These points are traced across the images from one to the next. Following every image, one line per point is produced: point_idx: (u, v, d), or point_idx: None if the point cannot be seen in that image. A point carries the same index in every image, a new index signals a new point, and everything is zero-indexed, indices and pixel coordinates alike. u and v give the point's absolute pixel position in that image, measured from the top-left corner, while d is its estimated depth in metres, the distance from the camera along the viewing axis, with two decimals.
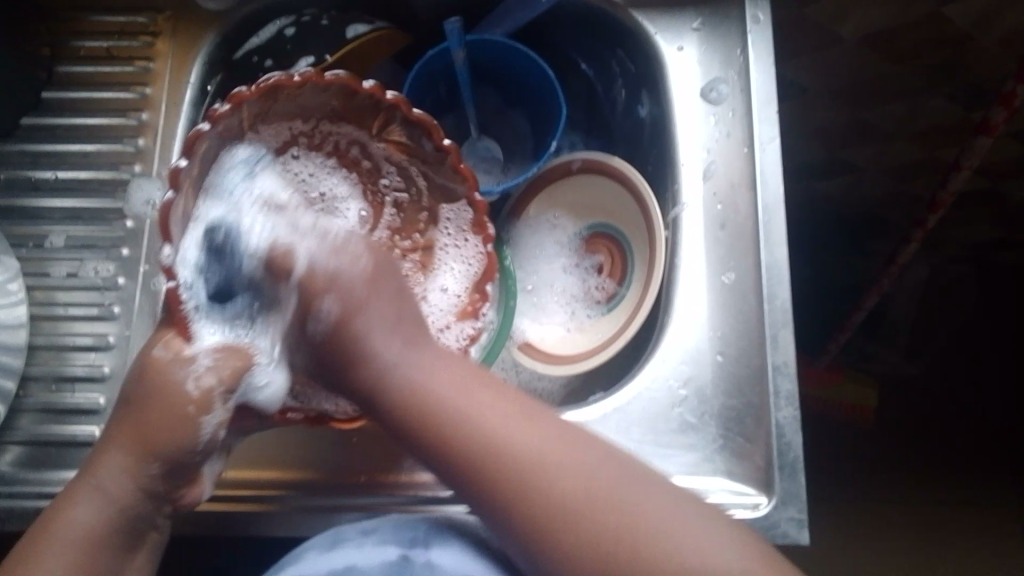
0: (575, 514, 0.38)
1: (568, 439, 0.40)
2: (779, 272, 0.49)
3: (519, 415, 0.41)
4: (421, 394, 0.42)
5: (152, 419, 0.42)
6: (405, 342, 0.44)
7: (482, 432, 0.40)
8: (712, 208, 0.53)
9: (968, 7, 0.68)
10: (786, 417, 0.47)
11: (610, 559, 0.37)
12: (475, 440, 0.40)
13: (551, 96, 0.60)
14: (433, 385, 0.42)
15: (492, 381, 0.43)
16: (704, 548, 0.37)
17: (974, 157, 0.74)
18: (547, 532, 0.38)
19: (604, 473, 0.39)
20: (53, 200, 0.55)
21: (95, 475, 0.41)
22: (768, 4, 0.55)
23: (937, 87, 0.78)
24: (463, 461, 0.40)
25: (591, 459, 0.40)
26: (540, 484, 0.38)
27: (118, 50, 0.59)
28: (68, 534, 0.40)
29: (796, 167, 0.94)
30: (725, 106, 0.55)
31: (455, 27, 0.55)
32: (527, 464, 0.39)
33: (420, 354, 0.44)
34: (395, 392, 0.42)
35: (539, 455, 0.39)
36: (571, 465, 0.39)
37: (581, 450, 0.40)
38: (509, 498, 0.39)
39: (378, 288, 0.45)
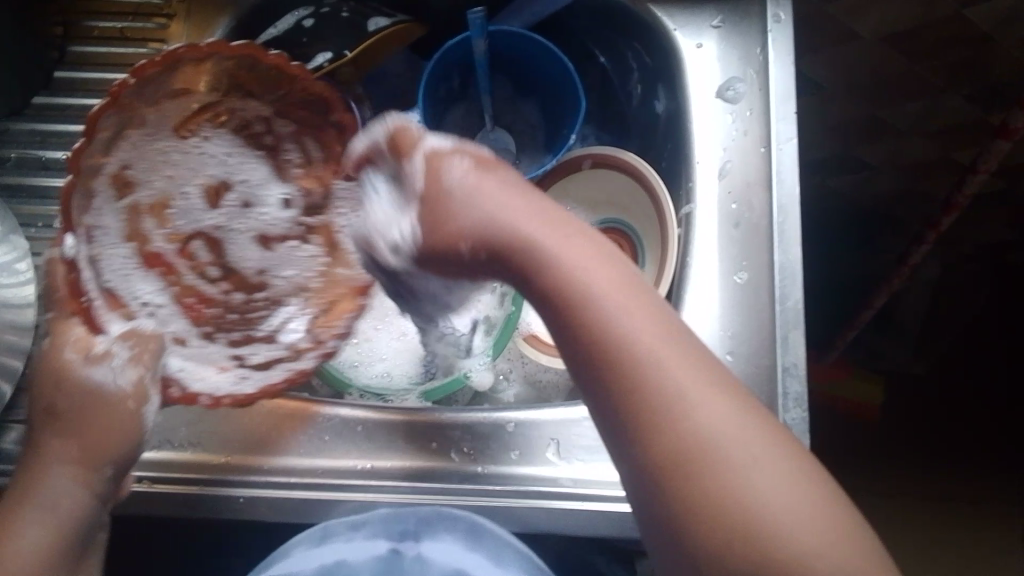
0: (680, 430, 0.35)
1: (711, 383, 0.36)
2: (792, 272, 0.50)
3: (685, 353, 0.37)
4: (563, 283, 0.40)
5: (93, 424, 0.45)
6: (557, 234, 0.42)
7: (654, 373, 0.36)
8: (726, 206, 0.53)
9: (989, 8, 0.67)
10: (795, 418, 0.48)
11: (694, 466, 0.34)
12: (604, 339, 0.38)
13: (570, 92, 0.59)
14: (604, 298, 0.39)
15: (671, 324, 0.38)
16: (768, 490, 0.33)
17: (992, 159, 0.74)
18: (642, 422, 0.36)
19: (722, 417, 0.35)
20: (65, 179, 0.55)
21: (37, 495, 0.43)
22: (790, 4, 0.54)
23: (956, 87, 0.77)
24: (593, 347, 0.38)
25: (719, 403, 0.36)
26: (661, 389, 0.36)
27: (131, 31, 0.58)
28: (21, 556, 0.42)
29: (811, 163, 0.94)
30: (743, 104, 0.54)
31: (479, 17, 0.55)
32: (664, 384, 0.36)
33: (599, 270, 0.40)
34: (548, 277, 0.41)
35: (683, 383, 0.36)
36: (699, 398, 0.36)
37: (718, 399, 0.36)
38: (624, 404, 0.36)
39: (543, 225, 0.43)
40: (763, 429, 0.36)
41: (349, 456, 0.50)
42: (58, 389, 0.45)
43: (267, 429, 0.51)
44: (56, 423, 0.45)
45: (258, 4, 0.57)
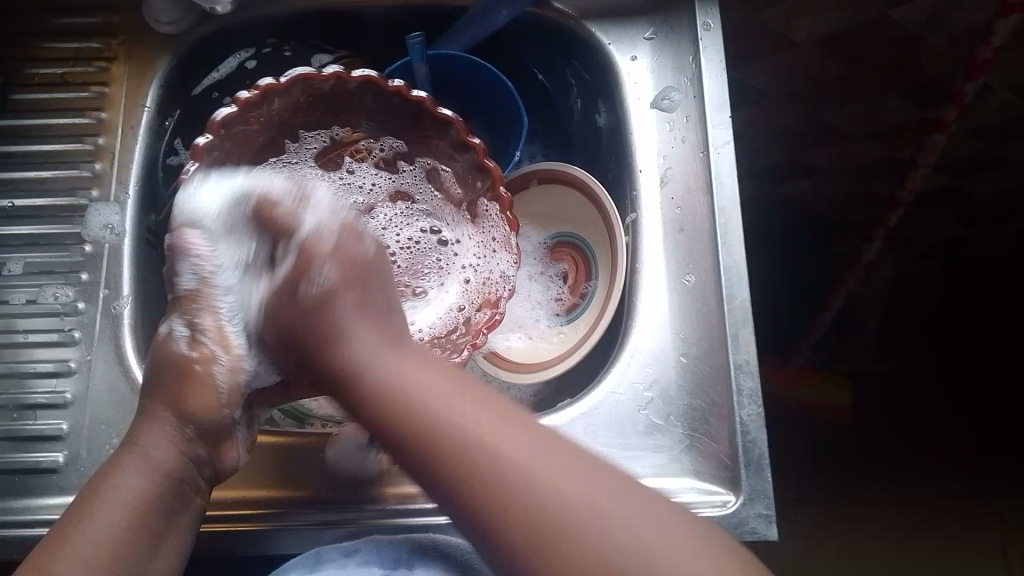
0: (506, 489, 0.36)
1: (524, 433, 0.38)
2: (736, 271, 0.50)
3: (483, 408, 0.39)
4: (393, 392, 0.41)
5: (188, 393, 0.43)
6: (378, 338, 0.44)
7: (458, 436, 0.38)
8: (669, 212, 0.54)
9: (915, 9, 0.70)
10: (750, 415, 0.48)
11: (547, 517, 0.35)
12: (418, 428, 0.39)
13: (513, 111, 0.60)
14: (407, 381, 0.41)
15: (469, 389, 0.41)
16: (612, 515, 0.35)
17: (930, 154, 0.76)
18: (480, 501, 0.36)
19: (534, 455, 0.37)
20: (10, 227, 0.55)
21: (139, 443, 0.42)
22: (718, 12, 0.56)
23: (892, 88, 0.80)
24: (414, 451, 0.39)
25: (535, 449, 0.38)
26: (476, 455, 0.37)
27: (72, 76, 0.58)
28: (114, 497, 0.40)
29: (761, 170, 0.96)
30: (679, 112, 0.56)
31: (417, 43, 0.56)
32: (476, 450, 0.37)
33: (404, 361, 0.42)
34: (370, 392, 0.41)
35: (492, 445, 0.37)
36: (522, 453, 0.37)
37: (532, 441, 0.38)
38: (451, 485, 0.37)
39: (368, 280, 0.45)
40: (572, 456, 0.38)
41: (319, 488, 0.51)
42: (183, 370, 0.44)
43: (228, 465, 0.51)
44: (152, 390, 0.44)
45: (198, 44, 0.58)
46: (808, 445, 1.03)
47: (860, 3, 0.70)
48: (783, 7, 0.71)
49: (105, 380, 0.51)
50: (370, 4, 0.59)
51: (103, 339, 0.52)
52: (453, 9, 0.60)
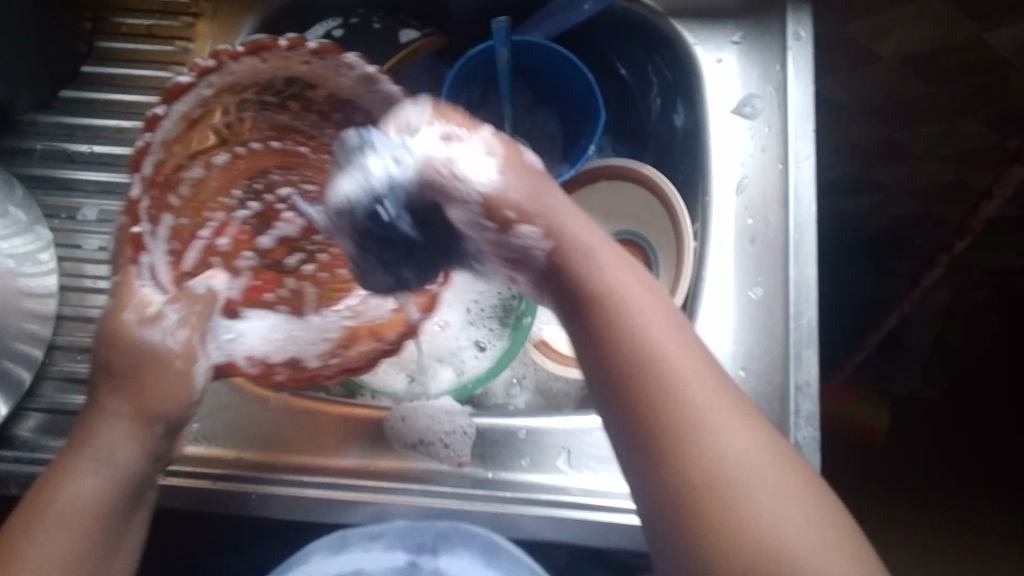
0: (681, 400, 0.36)
1: (733, 398, 0.37)
2: (807, 290, 0.49)
3: (692, 354, 0.38)
4: (608, 301, 0.40)
5: (152, 389, 0.42)
6: (610, 253, 0.42)
7: (661, 375, 0.37)
8: (742, 221, 0.53)
9: (1009, 34, 0.68)
10: (805, 437, 0.47)
11: (729, 516, 0.34)
12: (628, 339, 0.38)
13: (591, 106, 0.60)
14: (620, 292, 0.40)
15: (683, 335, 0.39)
16: (770, 517, 0.34)
17: (1008, 185, 0.74)
18: (657, 447, 0.36)
19: (721, 408, 0.37)
20: (87, 172, 0.56)
21: (91, 444, 0.40)
22: (810, 22, 0.55)
23: (974, 113, 0.78)
24: (608, 346, 0.39)
25: (717, 390, 0.37)
26: (665, 377, 0.37)
27: (159, 29, 0.59)
28: (68, 506, 0.39)
29: (826, 183, 0.94)
30: (761, 121, 0.54)
31: (502, 27, 0.56)
32: (672, 369, 0.37)
33: (626, 274, 0.41)
34: (588, 284, 0.41)
35: (696, 377, 0.37)
36: (715, 397, 0.37)
37: (729, 409, 0.37)
38: (623, 396, 0.37)
39: (539, 190, 0.44)
40: (751, 423, 0.37)
41: (363, 457, 0.50)
42: (140, 364, 0.42)
43: (275, 428, 0.51)
44: (113, 380, 0.41)
45: (284, 9, 0.58)
46: (841, 464, 1.02)
47: (954, 23, 0.68)
48: (872, 20, 0.69)
49: None
50: None
51: None
52: None
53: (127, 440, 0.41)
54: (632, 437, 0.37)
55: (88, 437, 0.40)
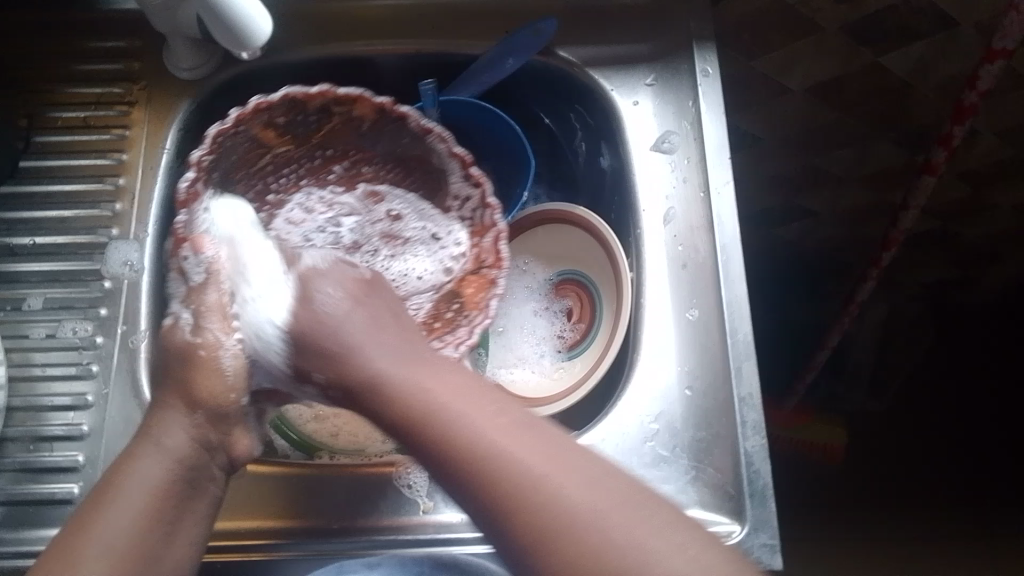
0: (510, 474, 0.39)
1: (550, 438, 0.40)
2: (739, 307, 0.52)
3: (490, 410, 0.41)
4: (417, 405, 0.42)
5: (199, 383, 0.44)
6: (400, 338, 0.46)
7: (487, 450, 0.39)
8: (673, 248, 0.56)
9: (902, 58, 0.73)
10: (753, 446, 0.50)
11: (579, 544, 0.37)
12: (424, 418, 0.41)
13: (520, 158, 0.62)
14: (424, 382, 0.43)
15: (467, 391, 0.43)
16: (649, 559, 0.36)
17: (921, 198, 0.79)
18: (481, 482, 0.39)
19: (530, 449, 0.40)
20: (31, 264, 0.56)
21: (153, 433, 0.44)
22: (717, 60, 0.60)
23: (883, 134, 0.83)
24: (451, 464, 0.40)
25: (539, 445, 0.40)
26: (473, 446, 0.40)
27: (95, 118, 0.60)
28: (132, 488, 0.41)
29: (757, 214, 0.98)
30: (680, 154, 0.58)
31: (430, 89, 0.60)
32: (486, 445, 0.40)
33: (443, 383, 0.43)
34: (378, 393, 0.43)
35: (506, 436, 0.40)
36: (497, 430, 0.40)
37: (579, 466, 0.39)
38: (454, 465, 0.40)
39: (368, 309, 0.47)
40: (552, 445, 0.40)
41: (327, 516, 0.50)
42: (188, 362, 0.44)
43: (240, 496, 0.51)
44: (169, 382, 0.45)
45: (217, 88, 0.61)
46: None
47: (851, 51, 0.73)
48: (776, 55, 0.74)
49: (121, 412, 0.51)
50: (383, 51, 0.62)
51: (120, 371, 0.53)
52: (462, 54, 0.62)
53: (177, 430, 0.44)
54: (469, 499, 0.40)
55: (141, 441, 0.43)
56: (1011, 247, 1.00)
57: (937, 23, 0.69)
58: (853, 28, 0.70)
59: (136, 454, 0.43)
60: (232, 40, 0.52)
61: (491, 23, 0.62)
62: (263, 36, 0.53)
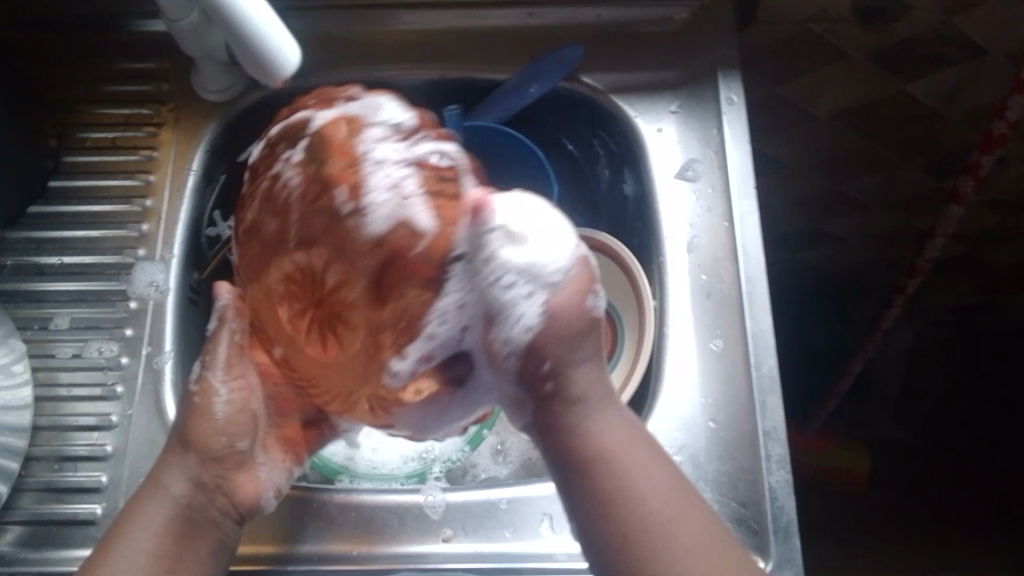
0: (637, 502, 0.42)
1: (676, 480, 0.43)
2: (764, 340, 0.52)
3: (643, 448, 0.43)
4: (594, 453, 0.42)
5: (192, 429, 0.45)
6: (604, 409, 0.43)
7: (625, 473, 0.42)
8: (697, 278, 0.55)
9: (930, 85, 0.72)
10: (778, 481, 0.49)
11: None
12: (575, 435, 0.43)
13: (541, 180, 0.62)
14: (604, 441, 0.43)
15: (645, 441, 0.44)
16: None
17: (949, 225, 0.78)
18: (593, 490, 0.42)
19: (656, 494, 0.42)
20: (59, 283, 0.57)
21: (161, 478, 0.44)
22: (741, 87, 0.60)
23: (910, 160, 0.83)
24: (579, 468, 0.43)
25: (658, 470, 0.43)
26: (620, 468, 0.42)
27: (124, 140, 0.61)
28: (143, 526, 0.42)
29: (780, 238, 0.98)
30: (704, 182, 0.57)
31: (457, 115, 0.59)
32: (629, 475, 0.42)
33: (614, 416, 0.44)
34: (594, 438, 0.43)
35: (642, 463, 0.43)
36: (636, 466, 0.42)
37: (677, 493, 0.43)
38: (574, 460, 0.43)
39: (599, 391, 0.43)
40: (681, 486, 0.43)
41: (343, 541, 0.50)
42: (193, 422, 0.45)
43: (260, 518, 0.50)
44: (172, 443, 0.45)
45: (245, 110, 0.61)
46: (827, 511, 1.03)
47: (878, 79, 0.72)
48: (802, 81, 0.74)
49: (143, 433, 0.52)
50: (409, 74, 0.62)
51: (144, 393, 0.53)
52: (487, 79, 0.63)
53: (177, 484, 0.43)
54: (579, 502, 0.43)
55: (143, 498, 0.43)
56: None
57: (966, 52, 0.68)
58: (880, 56, 0.70)
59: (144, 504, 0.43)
60: (260, 70, 0.52)
61: (517, 48, 0.63)
62: (292, 65, 0.52)
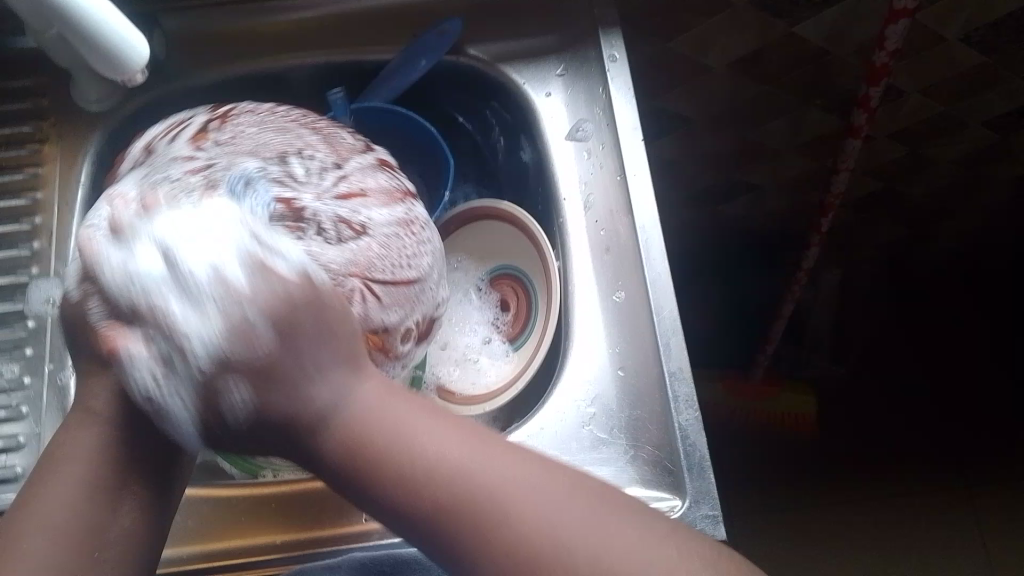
0: (434, 470, 0.33)
1: (497, 445, 0.35)
2: (662, 285, 0.52)
3: (484, 442, 0.35)
4: (357, 440, 0.34)
5: None
6: (350, 366, 0.35)
7: (438, 461, 0.33)
8: (596, 234, 0.57)
9: (816, 26, 0.74)
10: (688, 419, 0.49)
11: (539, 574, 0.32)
12: (359, 426, 0.34)
13: (440, 157, 0.63)
14: (374, 414, 0.34)
15: (431, 406, 0.36)
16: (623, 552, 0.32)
17: (849, 160, 0.80)
18: (365, 467, 0.34)
19: (505, 469, 0.34)
20: None
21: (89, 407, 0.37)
22: (623, 44, 0.59)
23: (809, 102, 0.85)
24: (406, 489, 0.33)
25: (514, 458, 0.35)
26: (412, 466, 0.33)
27: (7, 158, 0.60)
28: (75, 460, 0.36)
29: (699, 192, 0.99)
30: (594, 140, 0.59)
31: (339, 98, 0.61)
32: (454, 476, 0.33)
33: (371, 385, 0.35)
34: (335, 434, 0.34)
35: (461, 466, 0.34)
36: (496, 469, 0.34)
37: (501, 454, 0.34)
38: (346, 464, 0.34)
39: (388, 405, 0.35)
40: (502, 447, 0.35)
41: (266, 534, 0.50)
42: None
43: (182, 520, 0.50)
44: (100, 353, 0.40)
45: (129, 117, 0.61)
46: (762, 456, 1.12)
47: (766, 23, 0.74)
48: (692, 34, 0.75)
49: None
50: (293, 64, 0.62)
51: (49, 411, 0.52)
52: (373, 59, 0.62)
53: (98, 430, 0.37)
54: (381, 512, 0.34)
55: (62, 451, 0.37)
56: (950, 202, 1.02)
57: None
58: (763, 0, 0.71)
59: (27, 497, 0.35)
60: (114, 69, 0.53)
61: (400, 27, 0.62)
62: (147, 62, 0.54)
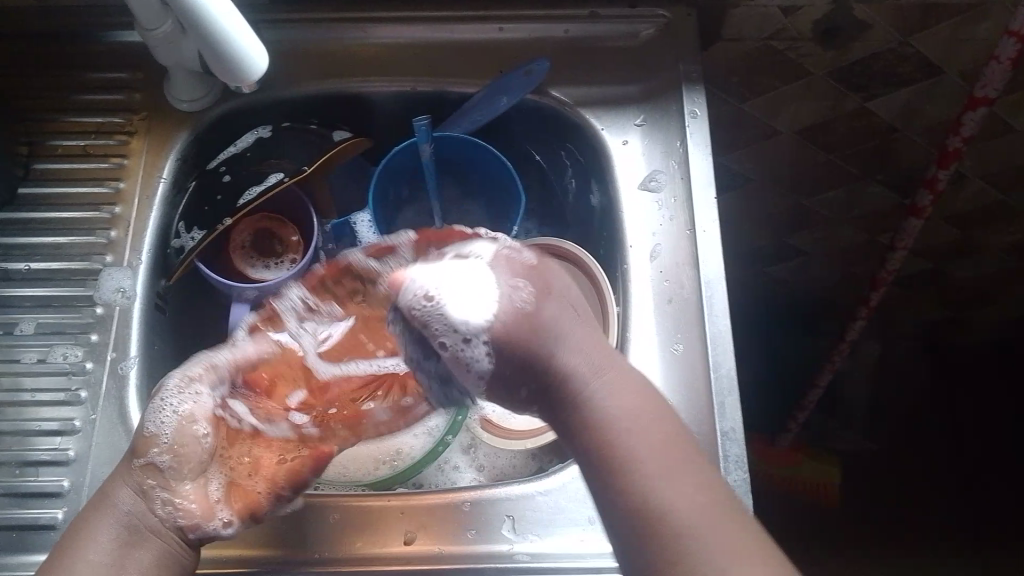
0: (612, 443, 0.43)
1: (660, 431, 0.43)
2: (723, 342, 0.53)
3: (680, 462, 0.42)
4: (612, 417, 0.44)
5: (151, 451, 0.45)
6: (593, 381, 0.45)
7: (613, 424, 0.43)
8: (659, 284, 0.56)
9: (889, 102, 0.75)
10: (737, 480, 0.50)
11: (657, 533, 0.40)
12: (587, 396, 0.45)
13: (511, 189, 0.63)
14: (598, 386, 0.45)
15: (651, 400, 0.45)
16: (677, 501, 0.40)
17: (908, 237, 0.80)
18: (609, 463, 0.43)
19: (655, 454, 0.42)
20: (25, 289, 0.57)
21: (109, 500, 0.44)
22: (704, 102, 0.60)
23: (872, 176, 0.85)
24: (611, 465, 0.42)
25: (666, 454, 0.42)
26: (625, 446, 0.42)
27: (94, 147, 0.61)
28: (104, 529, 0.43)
29: (749, 253, 0.99)
30: (666, 193, 0.59)
31: (424, 125, 0.59)
32: (628, 438, 0.43)
33: (615, 376, 0.45)
34: (598, 418, 0.44)
35: (663, 467, 0.42)
36: (661, 456, 0.42)
37: (666, 457, 0.42)
38: (588, 432, 0.44)
39: (633, 404, 0.44)
40: (671, 442, 0.43)
41: (307, 545, 0.50)
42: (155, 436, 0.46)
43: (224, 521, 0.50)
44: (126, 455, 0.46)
45: (216, 119, 0.62)
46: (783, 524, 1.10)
47: (841, 95, 0.74)
48: (766, 97, 0.75)
49: (108, 438, 0.51)
50: (379, 86, 0.63)
51: (107, 398, 0.53)
52: (456, 90, 0.63)
53: (128, 487, 0.44)
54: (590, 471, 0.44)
55: (83, 529, 0.43)
56: (1000, 290, 1.01)
57: (923, 70, 0.70)
58: (840, 72, 0.71)
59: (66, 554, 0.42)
60: (229, 75, 0.53)
61: (487, 61, 0.64)
62: (262, 72, 0.54)
